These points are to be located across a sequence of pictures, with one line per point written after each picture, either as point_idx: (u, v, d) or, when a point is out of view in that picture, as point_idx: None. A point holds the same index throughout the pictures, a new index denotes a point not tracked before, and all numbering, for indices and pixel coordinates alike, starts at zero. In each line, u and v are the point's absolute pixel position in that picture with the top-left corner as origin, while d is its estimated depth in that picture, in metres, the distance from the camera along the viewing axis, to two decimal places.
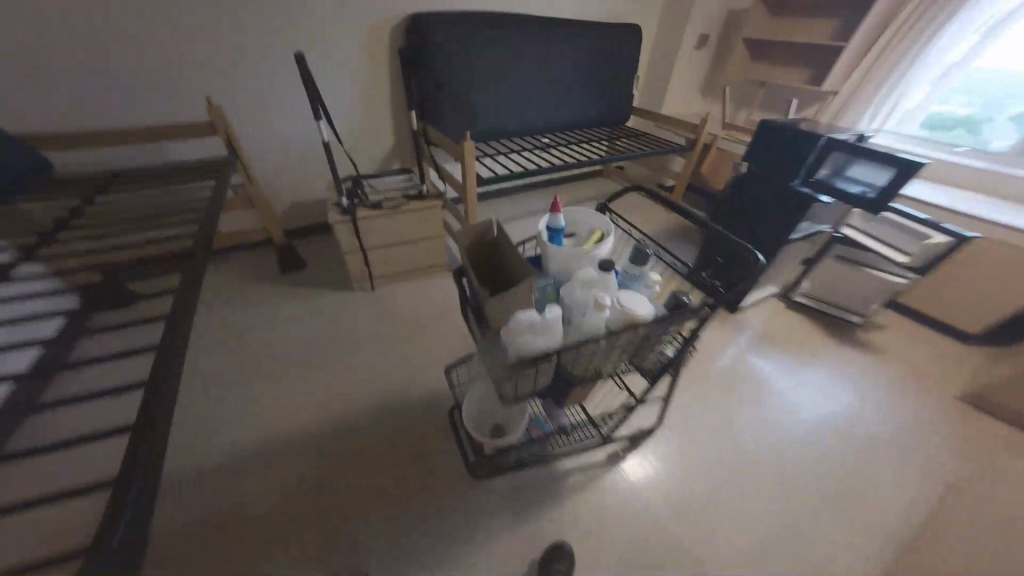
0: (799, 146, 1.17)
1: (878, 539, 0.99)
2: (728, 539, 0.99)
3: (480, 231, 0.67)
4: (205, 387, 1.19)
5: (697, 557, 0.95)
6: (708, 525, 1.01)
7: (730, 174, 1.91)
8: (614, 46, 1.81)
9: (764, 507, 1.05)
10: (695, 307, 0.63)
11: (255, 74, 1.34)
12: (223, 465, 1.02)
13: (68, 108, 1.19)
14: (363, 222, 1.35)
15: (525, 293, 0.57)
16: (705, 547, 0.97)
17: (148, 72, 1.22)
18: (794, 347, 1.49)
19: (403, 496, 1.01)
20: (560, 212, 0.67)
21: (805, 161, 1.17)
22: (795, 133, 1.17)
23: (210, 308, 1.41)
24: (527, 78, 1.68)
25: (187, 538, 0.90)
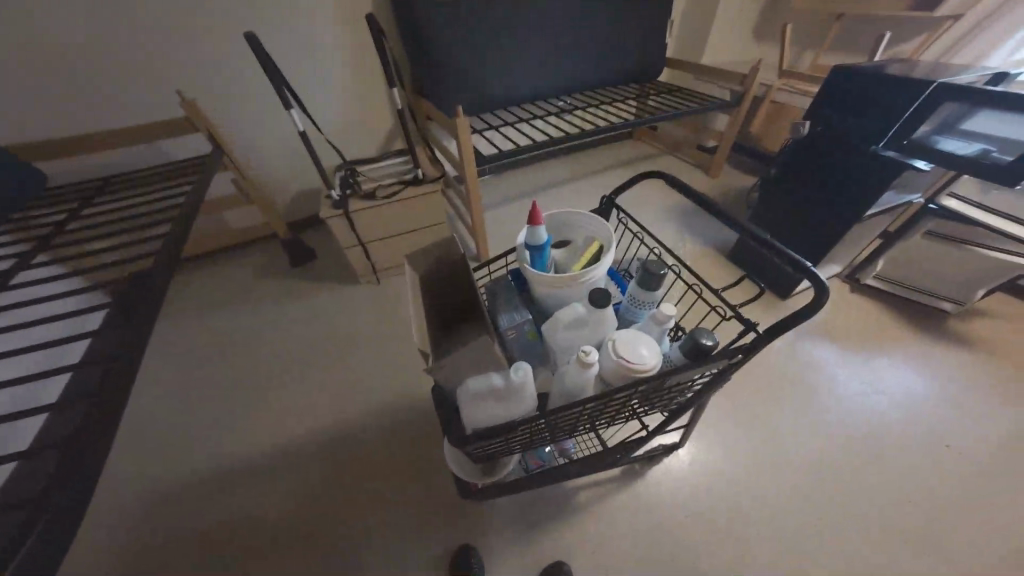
0: (893, 99, 0.88)
1: (930, 551, 0.87)
2: (754, 541, 0.90)
3: (442, 252, 0.55)
4: (205, 391, 1.16)
5: (705, 563, 0.87)
6: (735, 530, 0.91)
7: (783, 137, 1.62)
8: (626, 20, 1.55)
9: (782, 504, 0.95)
10: (721, 354, 0.46)
11: (252, 84, 1.28)
12: (213, 472, 1.00)
13: (44, 122, 1.14)
14: (359, 216, 1.24)
15: (489, 342, 0.44)
16: (736, 556, 0.88)
17: (114, 73, 1.13)
18: (857, 332, 1.26)
19: (400, 502, 0.95)
20: (542, 224, 0.51)
21: (901, 120, 0.88)
22: (886, 80, 0.88)
23: (203, 312, 1.38)
24: (533, 71, 1.49)
25: (172, 550, 0.89)
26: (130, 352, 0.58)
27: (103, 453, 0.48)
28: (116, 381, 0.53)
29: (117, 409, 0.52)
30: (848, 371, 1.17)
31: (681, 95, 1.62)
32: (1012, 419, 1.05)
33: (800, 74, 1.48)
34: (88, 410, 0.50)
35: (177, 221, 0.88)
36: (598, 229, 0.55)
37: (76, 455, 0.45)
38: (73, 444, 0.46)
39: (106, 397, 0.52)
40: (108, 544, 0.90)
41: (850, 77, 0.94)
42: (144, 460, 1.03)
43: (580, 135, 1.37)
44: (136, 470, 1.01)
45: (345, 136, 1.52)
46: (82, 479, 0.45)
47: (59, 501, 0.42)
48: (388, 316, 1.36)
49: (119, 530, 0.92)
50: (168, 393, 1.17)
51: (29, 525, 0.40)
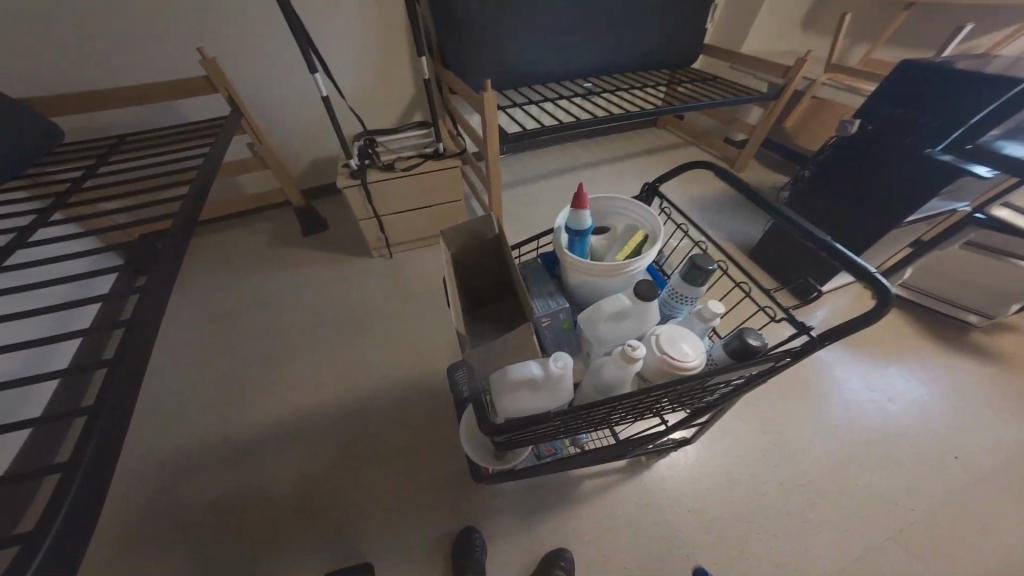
0: (963, 103, 0.83)
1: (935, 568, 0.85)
2: (757, 546, 0.89)
3: (476, 231, 0.53)
4: (214, 360, 1.16)
5: (705, 563, 0.87)
6: (738, 533, 0.90)
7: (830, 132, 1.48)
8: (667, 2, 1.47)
9: (790, 513, 0.93)
10: (768, 356, 0.44)
11: (273, 47, 1.23)
12: (220, 443, 1.00)
13: (58, 79, 1.09)
14: (376, 187, 1.21)
15: (526, 334, 0.42)
16: (736, 558, 0.87)
17: (131, 30, 1.08)
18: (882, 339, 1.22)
19: (399, 485, 0.95)
20: (586, 208, 0.48)
21: (966, 124, 0.83)
22: (958, 79, 0.84)
23: (215, 279, 1.37)
24: (565, 50, 1.42)
25: (180, 516, 0.90)
26: (147, 320, 0.57)
27: (124, 423, 0.47)
28: (130, 351, 0.52)
29: (134, 379, 0.51)
30: (864, 379, 1.15)
31: (717, 85, 1.54)
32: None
33: (848, 69, 1.39)
34: (106, 379, 0.50)
35: (196, 180, 0.86)
36: (643, 217, 0.51)
37: (98, 428, 0.45)
38: (98, 415, 0.45)
39: (125, 365, 0.51)
40: (113, 507, 0.91)
41: (912, 75, 0.90)
42: (156, 425, 1.04)
43: (608, 119, 1.31)
44: (150, 434, 1.02)
45: (363, 105, 1.47)
46: (102, 448, 0.45)
47: (83, 472, 0.41)
48: (399, 293, 1.33)
49: (125, 495, 0.93)
50: (177, 360, 1.16)
51: (58, 492, 0.39)
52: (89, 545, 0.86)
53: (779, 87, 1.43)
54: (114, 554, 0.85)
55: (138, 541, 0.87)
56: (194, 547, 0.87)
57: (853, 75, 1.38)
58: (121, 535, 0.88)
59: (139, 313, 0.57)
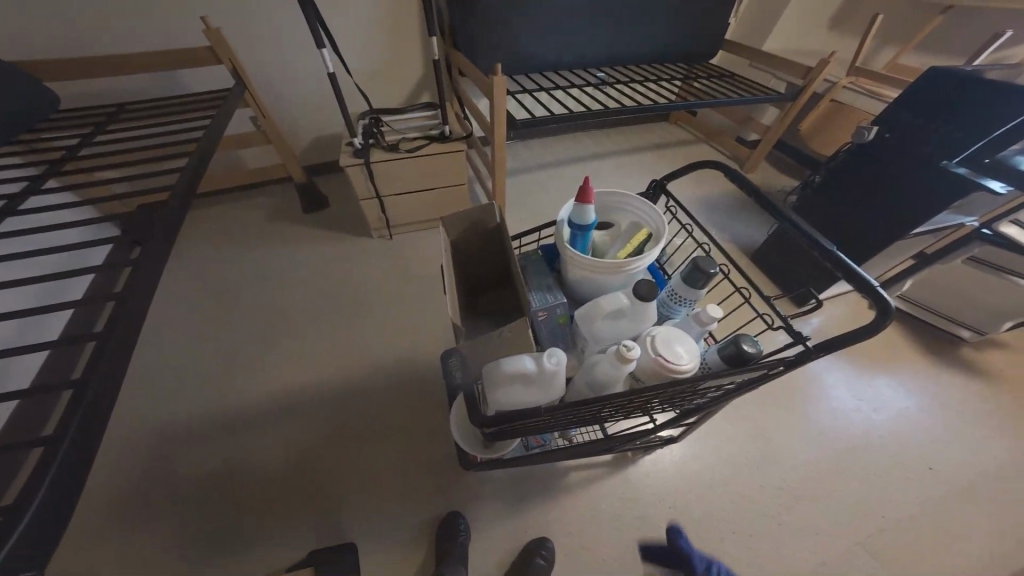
0: (991, 115, 0.81)
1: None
2: (731, 545, 0.90)
3: (478, 218, 0.52)
4: (207, 333, 1.16)
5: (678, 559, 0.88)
6: (715, 532, 0.92)
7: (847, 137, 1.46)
8: None
9: (771, 516, 0.94)
10: (763, 364, 0.44)
11: (280, 17, 1.19)
12: (211, 416, 1.01)
13: (58, 39, 1.06)
14: (379, 167, 1.19)
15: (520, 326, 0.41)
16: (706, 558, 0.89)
17: None
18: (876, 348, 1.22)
19: (386, 468, 0.95)
20: (591, 203, 0.47)
21: (989, 136, 0.81)
22: (986, 90, 0.81)
23: (213, 251, 1.36)
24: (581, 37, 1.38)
25: (169, 485, 0.91)
26: (139, 295, 0.56)
27: (113, 395, 0.47)
28: (122, 324, 0.52)
29: (126, 351, 0.51)
30: (854, 388, 1.15)
31: (734, 83, 1.50)
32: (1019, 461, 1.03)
33: (871, 73, 1.36)
34: (96, 351, 0.49)
35: (196, 151, 0.85)
36: (648, 215, 0.51)
37: (87, 400, 0.44)
38: (87, 386, 0.45)
39: (115, 337, 0.50)
40: (104, 474, 0.92)
41: (939, 85, 0.87)
42: (149, 396, 1.04)
43: (618, 111, 1.29)
44: (143, 405, 1.03)
45: (371, 82, 1.43)
46: (90, 421, 0.44)
47: (64, 448, 0.40)
48: (396, 276, 1.32)
49: (115, 463, 0.94)
50: (170, 332, 1.16)
51: (42, 466, 0.39)
52: (81, 509, 0.87)
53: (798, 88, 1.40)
54: (102, 521, 0.86)
55: (127, 508, 0.88)
56: (181, 516, 0.88)
57: (874, 79, 1.35)
58: (110, 501, 0.89)
59: (132, 287, 0.56)
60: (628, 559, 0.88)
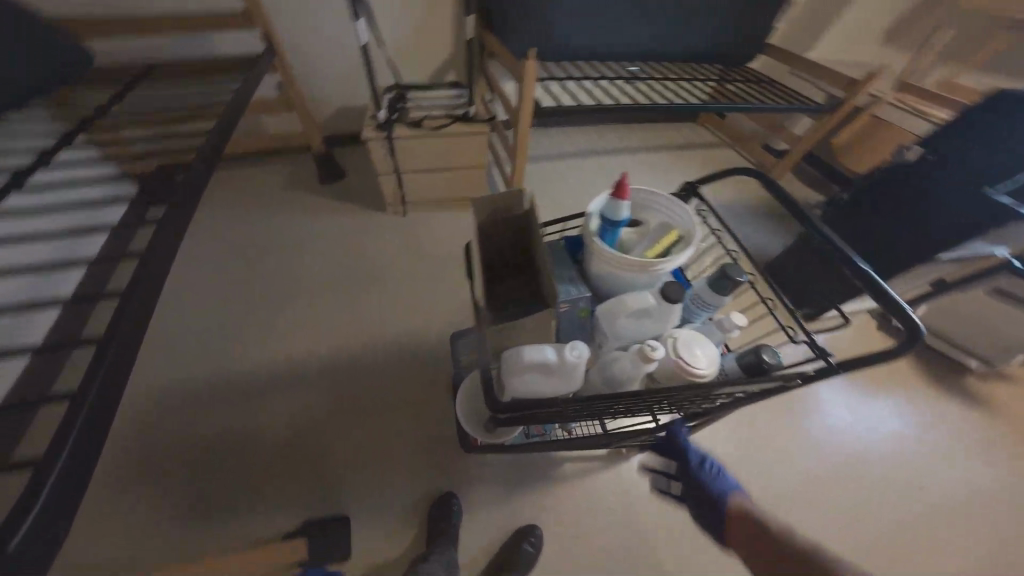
0: None
1: None
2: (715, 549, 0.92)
3: (507, 204, 0.52)
4: (220, 295, 1.17)
5: (662, 558, 0.90)
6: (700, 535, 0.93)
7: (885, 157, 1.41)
8: None
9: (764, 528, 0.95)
10: (781, 375, 0.44)
11: None
12: (220, 379, 1.03)
13: None
14: (401, 143, 1.18)
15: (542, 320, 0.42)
16: (688, 562, 0.90)
17: None
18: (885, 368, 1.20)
19: (384, 443, 0.97)
20: (626, 199, 0.46)
21: None
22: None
23: (229, 214, 1.36)
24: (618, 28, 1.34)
25: (179, 442, 0.94)
26: (161, 257, 0.57)
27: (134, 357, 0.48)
28: (144, 288, 0.52)
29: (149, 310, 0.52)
30: (856, 407, 1.14)
31: (773, 88, 1.47)
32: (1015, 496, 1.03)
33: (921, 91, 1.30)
34: (120, 313, 0.50)
35: (225, 113, 0.85)
36: (678, 215, 0.50)
37: (108, 364, 0.45)
38: (109, 349, 0.46)
39: (138, 298, 0.51)
40: (117, 426, 0.95)
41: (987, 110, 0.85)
42: (166, 353, 1.06)
43: (647, 108, 1.26)
44: (159, 362, 1.05)
45: (399, 56, 1.40)
46: (109, 386, 0.45)
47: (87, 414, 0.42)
48: (408, 253, 1.32)
49: (128, 416, 0.97)
50: (183, 292, 1.17)
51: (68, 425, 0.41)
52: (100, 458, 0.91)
53: (838, 100, 1.37)
54: (114, 473, 0.89)
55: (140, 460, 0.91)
56: (186, 473, 0.90)
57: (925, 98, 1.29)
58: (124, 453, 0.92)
59: (154, 248, 0.56)
60: (613, 552, 0.89)
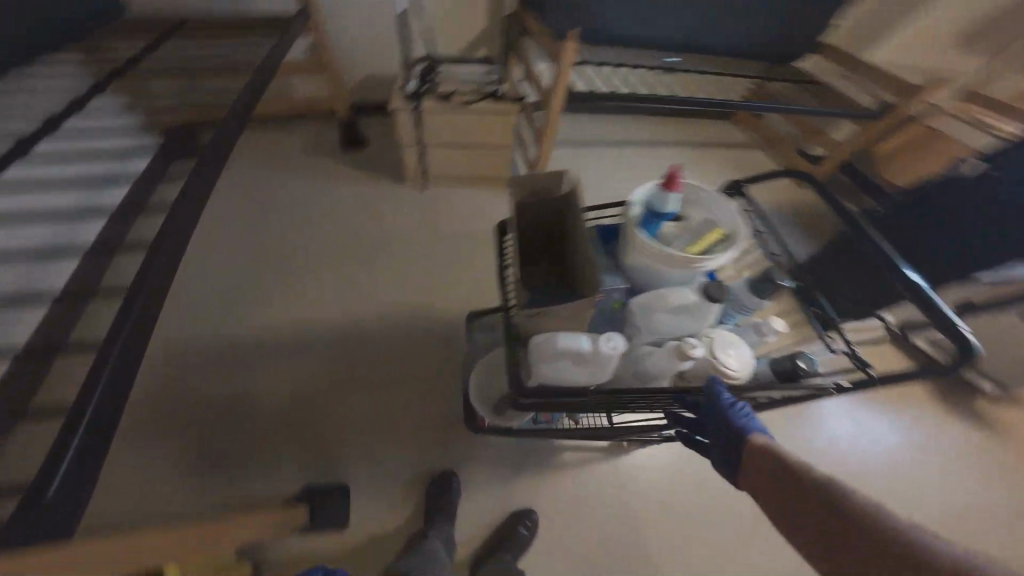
0: None
1: None
2: (705, 550, 0.92)
3: (546, 186, 0.50)
4: (237, 254, 1.17)
5: (652, 553, 0.91)
6: (692, 536, 0.93)
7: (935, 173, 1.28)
8: None
9: (761, 537, 0.94)
10: (813, 382, 0.46)
11: None
12: (233, 340, 1.04)
13: None
14: (429, 115, 1.16)
15: (576, 309, 0.42)
16: (677, 560, 0.91)
17: None
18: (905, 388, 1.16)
19: (388, 417, 0.98)
20: (675, 191, 0.45)
21: None
22: None
23: (248, 175, 1.34)
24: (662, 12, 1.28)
25: (197, 398, 0.96)
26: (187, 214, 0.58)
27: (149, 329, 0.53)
28: (171, 242, 0.56)
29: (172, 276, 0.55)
30: (867, 423, 1.11)
31: (818, 91, 1.41)
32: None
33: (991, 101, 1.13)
34: (149, 261, 0.55)
35: (262, 72, 0.85)
36: (722, 214, 0.49)
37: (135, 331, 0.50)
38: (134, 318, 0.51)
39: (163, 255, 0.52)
40: (144, 378, 0.97)
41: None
42: (185, 309, 1.07)
43: (681, 100, 1.22)
44: (180, 317, 1.06)
45: (432, 25, 1.35)
46: (130, 349, 0.50)
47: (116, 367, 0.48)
48: (425, 227, 1.29)
49: (152, 369, 0.99)
50: (202, 248, 1.17)
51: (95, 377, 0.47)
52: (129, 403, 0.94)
53: (888, 105, 1.31)
54: (136, 423, 0.92)
55: (156, 411, 0.94)
56: (197, 429, 0.93)
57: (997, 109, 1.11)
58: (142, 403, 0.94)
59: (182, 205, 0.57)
60: (604, 544, 0.91)
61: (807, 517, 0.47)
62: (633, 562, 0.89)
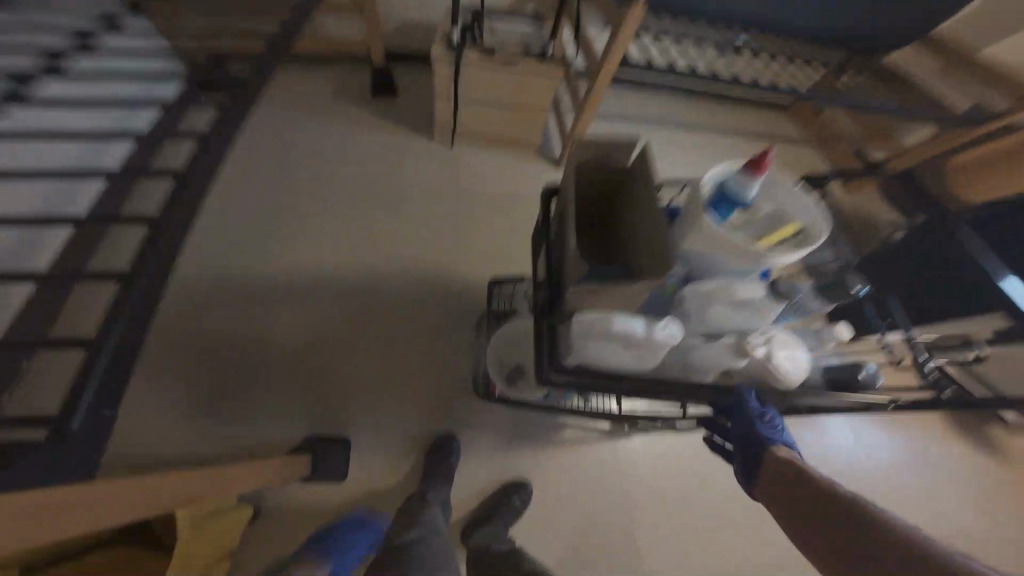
0: None
1: None
2: (695, 544, 0.93)
3: (611, 150, 0.46)
4: (253, 194, 1.14)
5: (642, 539, 0.92)
6: (684, 528, 0.94)
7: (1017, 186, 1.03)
8: None
9: (751, 541, 0.94)
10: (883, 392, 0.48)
11: None
12: (249, 285, 1.03)
13: None
14: (467, 71, 1.08)
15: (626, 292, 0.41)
16: (665, 548, 0.92)
17: None
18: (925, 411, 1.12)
19: (396, 377, 0.98)
20: (760, 176, 0.40)
21: None
22: None
23: (272, 111, 1.27)
24: None
25: (212, 339, 0.96)
26: None
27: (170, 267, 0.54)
28: None
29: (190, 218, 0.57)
30: (877, 438, 1.08)
31: (900, 83, 1.26)
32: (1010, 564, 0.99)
33: None
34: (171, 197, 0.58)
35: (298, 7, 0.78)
36: (791, 203, 0.45)
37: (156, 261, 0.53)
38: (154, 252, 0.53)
39: None
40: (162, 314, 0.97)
41: None
42: (207, 248, 1.06)
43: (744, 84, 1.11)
44: (200, 255, 1.05)
45: None
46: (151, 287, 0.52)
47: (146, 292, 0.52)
48: (449, 185, 1.23)
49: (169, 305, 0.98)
50: (221, 188, 1.14)
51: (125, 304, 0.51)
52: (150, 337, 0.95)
53: (994, 113, 1.09)
54: (154, 357, 0.93)
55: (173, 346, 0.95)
56: (210, 368, 0.94)
57: None
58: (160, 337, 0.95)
59: None
60: (595, 524, 0.92)
61: (821, 524, 0.48)
62: (621, 545, 0.91)
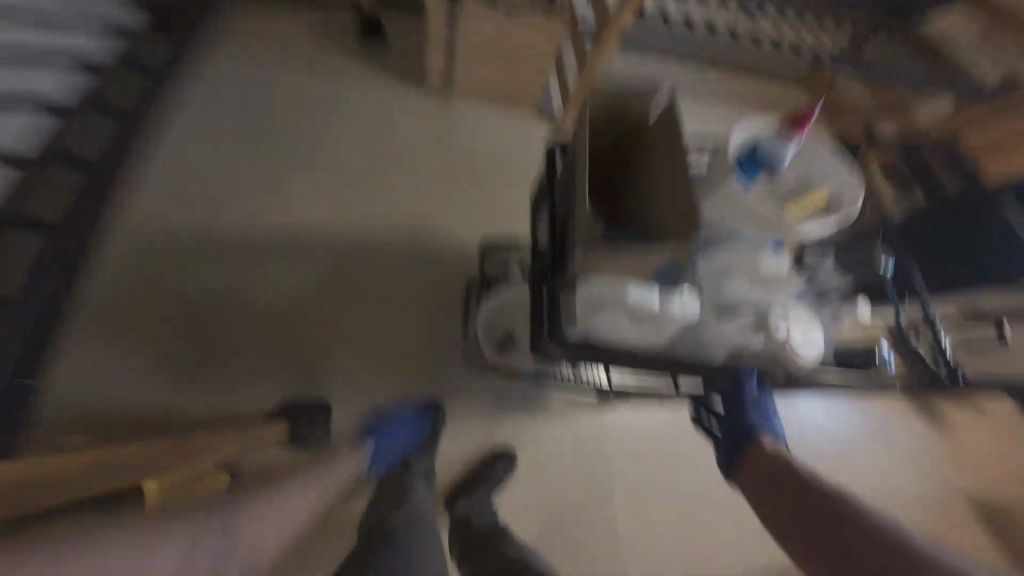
0: None
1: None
2: (673, 513, 0.94)
3: (625, 106, 0.50)
4: (216, 141, 1.03)
5: (621, 508, 0.93)
6: (663, 498, 0.95)
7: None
8: None
9: (726, 514, 0.96)
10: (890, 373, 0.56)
11: None
12: (220, 241, 0.96)
13: None
14: (464, 14, 0.97)
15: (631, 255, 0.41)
16: (644, 517, 0.93)
17: None
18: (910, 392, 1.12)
19: (379, 343, 0.94)
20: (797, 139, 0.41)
21: None
22: None
23: (244, 48, 1.14)
24: None
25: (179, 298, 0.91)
26: None
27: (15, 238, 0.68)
28: None
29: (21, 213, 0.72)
30: (857, 417, 1.08)
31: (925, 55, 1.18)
32: (984, 543, 1.01)
33: None
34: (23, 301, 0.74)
35: None
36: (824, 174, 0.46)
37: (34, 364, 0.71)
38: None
39: None
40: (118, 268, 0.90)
41: None
42: (169, 199, 0.97)
43: None
44: (160, 207, 0.96)
45: None
46: None
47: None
48: (436, 142, 1.14)
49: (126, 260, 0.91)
50: (182, 134, 1.03)
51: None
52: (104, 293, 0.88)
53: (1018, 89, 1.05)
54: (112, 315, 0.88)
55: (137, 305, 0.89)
56: (179, 329, 0.89)
57: None
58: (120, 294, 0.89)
59: None
60: (577, 493, 0.92)
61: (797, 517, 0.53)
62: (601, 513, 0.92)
